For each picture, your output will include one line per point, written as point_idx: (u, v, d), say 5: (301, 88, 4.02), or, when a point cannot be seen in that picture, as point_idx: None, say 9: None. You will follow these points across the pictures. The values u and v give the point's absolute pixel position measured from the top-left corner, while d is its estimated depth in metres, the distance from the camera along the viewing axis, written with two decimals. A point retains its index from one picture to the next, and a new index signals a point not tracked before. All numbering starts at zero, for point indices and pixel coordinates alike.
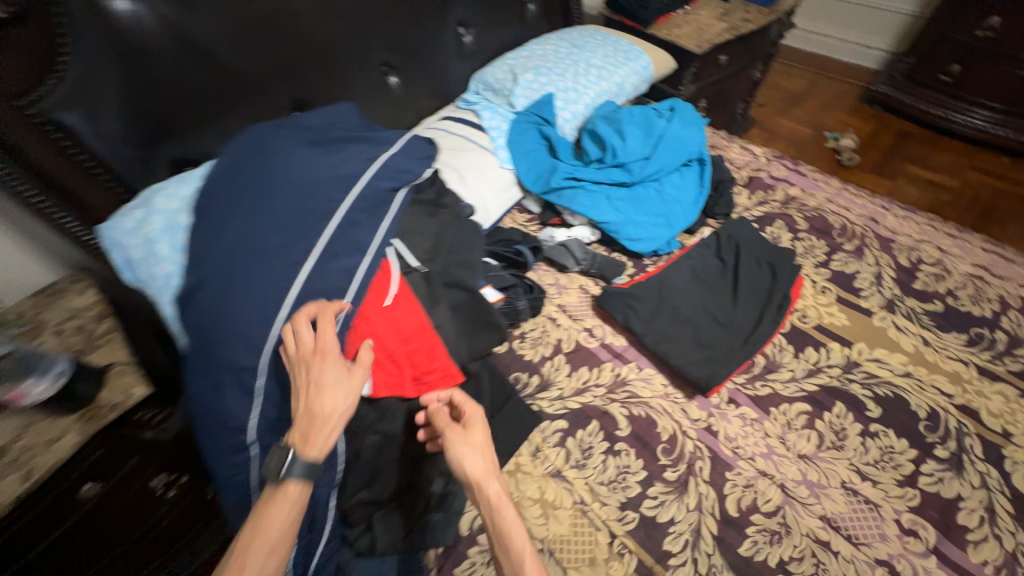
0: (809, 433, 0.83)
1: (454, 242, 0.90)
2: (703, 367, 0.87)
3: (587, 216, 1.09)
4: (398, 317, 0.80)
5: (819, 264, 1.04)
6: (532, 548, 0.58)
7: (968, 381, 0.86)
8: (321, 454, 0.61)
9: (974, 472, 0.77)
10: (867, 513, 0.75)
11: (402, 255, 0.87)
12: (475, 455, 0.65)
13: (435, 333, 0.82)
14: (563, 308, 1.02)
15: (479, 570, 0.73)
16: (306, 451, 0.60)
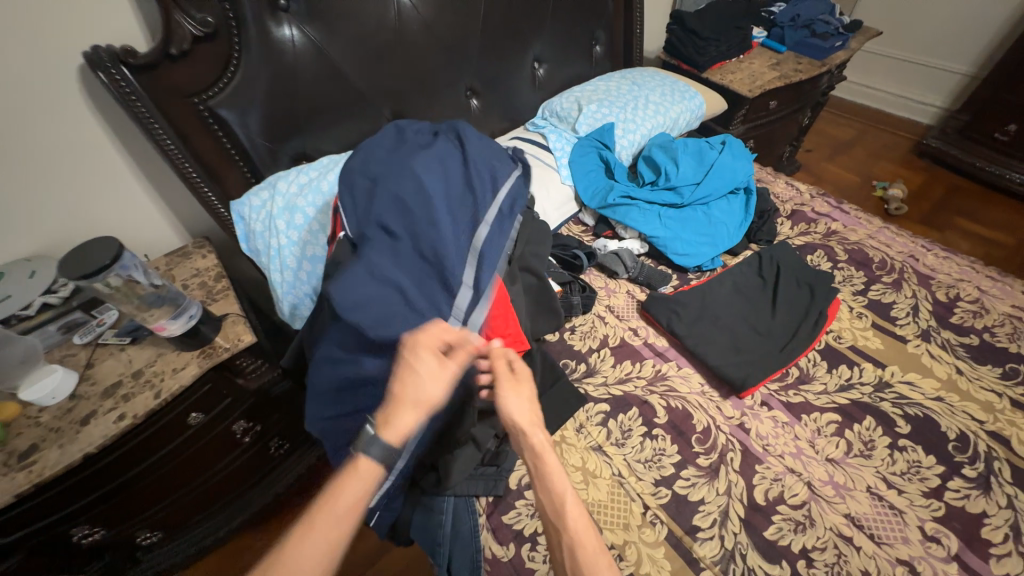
0: (838, 441, 0.89)
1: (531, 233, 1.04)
2: (740, 370, 0.95)
3: (639, 230, 1.20)
4: None
5: (856, 292, 1.11)
6: (573, 491, 0.62)
7: (1001, 411, 0.90)
8: (397, 440, 0.59)
9: (1003, 493, 0.81)
10: (891, 517, 0.79)
11: None
12: (523, 404, 0.65)
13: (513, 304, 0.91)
14: (609, 309, 1.14)
15: (524, 520, 0.83)
16: (385, 433, 0.59)
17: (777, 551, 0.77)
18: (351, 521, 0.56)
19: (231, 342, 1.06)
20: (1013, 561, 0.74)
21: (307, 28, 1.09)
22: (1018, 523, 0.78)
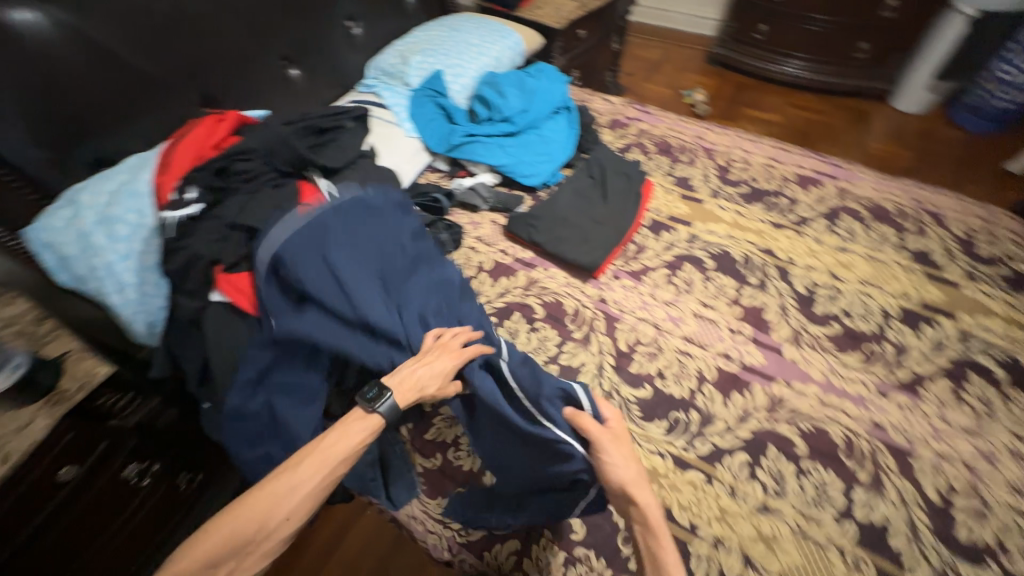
0: (669, 287, 1.13)
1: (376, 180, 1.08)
2: (589, 256, 1.14)
3: (486, 162, 1.33)
4: None
5: (666, 175, 1.37)
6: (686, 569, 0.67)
7: (767, 232, 1.21)
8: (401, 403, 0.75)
9: (774, 287, 1.11)
10: (709, 327, 1.06)
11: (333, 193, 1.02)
12: (620, 465, 0.73)
13: None
14: (479, 239, 1.26)
15: (444, 432, 0.91)
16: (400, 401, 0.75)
17: (640, 378, 0.99)
18: (344, 466, 0.70)
19: (83, 379, 0.87)
20: (784, 328, 1.04)
21: (50, 8, 0.93)
22: (783, 304, 1.08)
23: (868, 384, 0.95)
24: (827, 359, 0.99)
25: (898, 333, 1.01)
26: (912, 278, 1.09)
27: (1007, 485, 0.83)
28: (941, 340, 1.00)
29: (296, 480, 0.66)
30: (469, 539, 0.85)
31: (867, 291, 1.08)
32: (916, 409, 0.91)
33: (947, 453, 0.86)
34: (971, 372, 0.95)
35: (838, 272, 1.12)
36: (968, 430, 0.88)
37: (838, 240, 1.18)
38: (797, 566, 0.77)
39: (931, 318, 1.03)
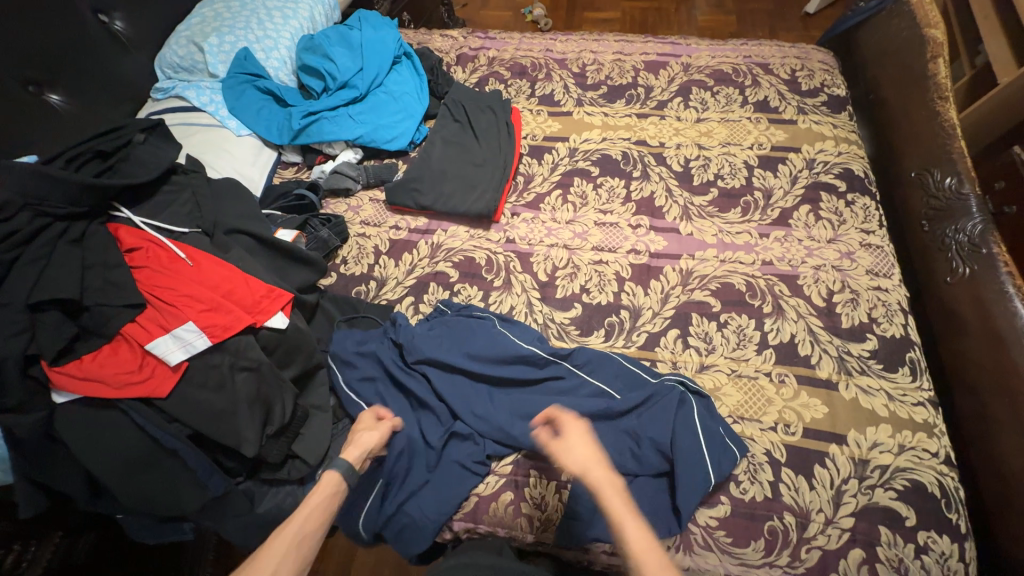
0: (567, 206, 1.15)
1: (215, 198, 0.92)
2: (483, 202, 1.10)
3: (341, 138, 1.19)
4: (195, 273, 0.79)
5: (529, 98, 1.34)
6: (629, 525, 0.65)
7: (635, 125, 1.26)
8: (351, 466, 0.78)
9: (656, 174, 1.17)
10: (613, 231, 1.10)
11: (163, 228, 0.85)
12: (573, 445, 0.74)
13: (241, 268, 0.83)
14: (364, 223, 1.15)
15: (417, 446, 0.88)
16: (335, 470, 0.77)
17: (568, 300, 1.02)
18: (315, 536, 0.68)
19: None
20: (674, 208, 1.12)
21: None
22: (667, 186, 1.15)
23: (751, 231, 1.07)
24: (715, 222, 1.09)
25: (762, 179, 1.14)
26: (760, 128, 1.21)
27: (866, 272, 1.00)
28: (795, 173, 1.14)
29: (282, 547, 0.64)
30: (464, 512, 0.85)
31: (730, 151, 1.18)
32: (791, 237, 1.05)
33: (821, 265, 1.01)
34: (822, 192, 1.10)
35: (703, 141, 1.21)
36: (831, 240, 1.04)
37: (695, 113, 1.26)
38: (740, 402, 0.88)
39: (783, 157, 1.16)
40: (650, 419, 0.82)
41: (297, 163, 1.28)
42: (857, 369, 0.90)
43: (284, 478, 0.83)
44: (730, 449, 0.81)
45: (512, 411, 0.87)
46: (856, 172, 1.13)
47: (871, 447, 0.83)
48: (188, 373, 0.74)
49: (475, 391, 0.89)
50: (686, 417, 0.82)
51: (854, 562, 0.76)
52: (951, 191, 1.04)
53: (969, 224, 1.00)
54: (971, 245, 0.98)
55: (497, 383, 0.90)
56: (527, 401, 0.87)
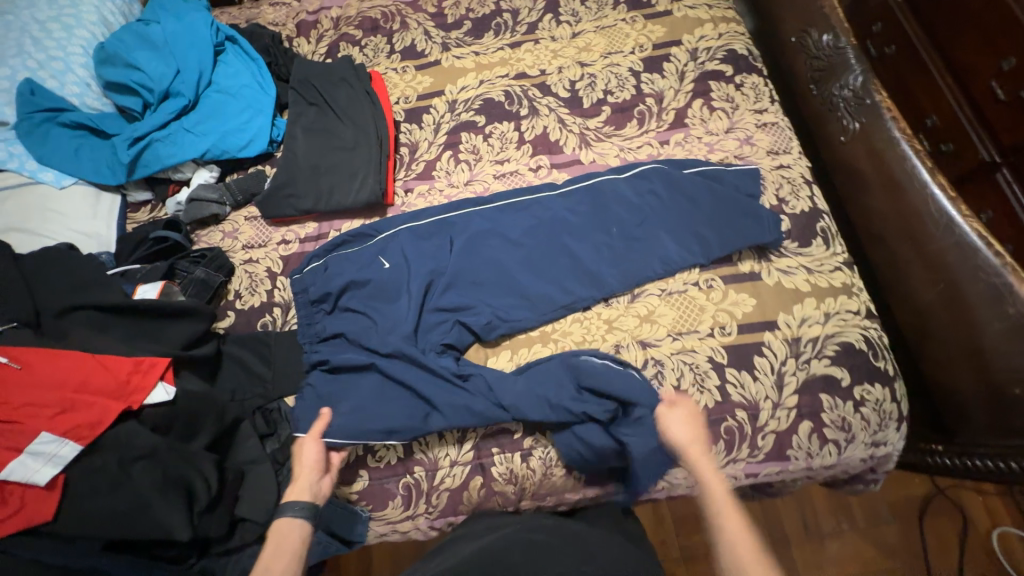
0: (461, 166, 1.05)
1: (43, 274, 0.79)
2: (368, 187, 0.98)
3: (187, 158, 1.02)
4: (35, 374, 0.68)
5: (390, 54, 1.19)
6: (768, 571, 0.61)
7: (510, 58, 1.14)
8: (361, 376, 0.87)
9: (544, 106, 1.09)
10: (515, 180, 1.03)
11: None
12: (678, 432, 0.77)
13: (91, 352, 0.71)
14: (248, 246, 1.02)
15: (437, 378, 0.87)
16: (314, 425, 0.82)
17: None
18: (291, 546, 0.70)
19: None
20: (569, 138, 1.05)
21: None
22: (559, 117, 1.07)
23: (651, 142, 1.02)
24: (615, 142, 1.04)
25: (650, 83, 1.07)
26: (637, 28, 1.13)
27: (767, 153, 0.99)
28: (681, 69, 1.08)
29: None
30: (440, 510, 0.83)
31: (613, 62, 1.10)
32: (690, 138, 1.01)
33: (724, 157, 0.99)
34: (711, 81, 1.06)
35: (584, 58, 1.12)
36: (728, 129, 1.01)
37: (569, 28, 1.15)
38: (676, 319, 0.88)
39: (667, 55, 1.09)
40: (592, 250, 0.92)
41: (150, 200, 1.09)
42: (775, 254, 0.90)
43: (239, 545, 0.77)
44: (670, 244, 0.91)
45: (497, 271, 0.93)
46: (739, 51, 1.08)
47: (800, 324, 0.85)
48: (76, 483, 0.65)
49: (483, 289, 0.92)
50: (641, 263, 0.91)
51: (804, 434, 0.80)
52: (830, 48, 1.03)
53: (851, 78, 0.99)
54: (856, 99, 0.98)
55: (493, 282, 0.92)
56: (510, 269, 0.92)
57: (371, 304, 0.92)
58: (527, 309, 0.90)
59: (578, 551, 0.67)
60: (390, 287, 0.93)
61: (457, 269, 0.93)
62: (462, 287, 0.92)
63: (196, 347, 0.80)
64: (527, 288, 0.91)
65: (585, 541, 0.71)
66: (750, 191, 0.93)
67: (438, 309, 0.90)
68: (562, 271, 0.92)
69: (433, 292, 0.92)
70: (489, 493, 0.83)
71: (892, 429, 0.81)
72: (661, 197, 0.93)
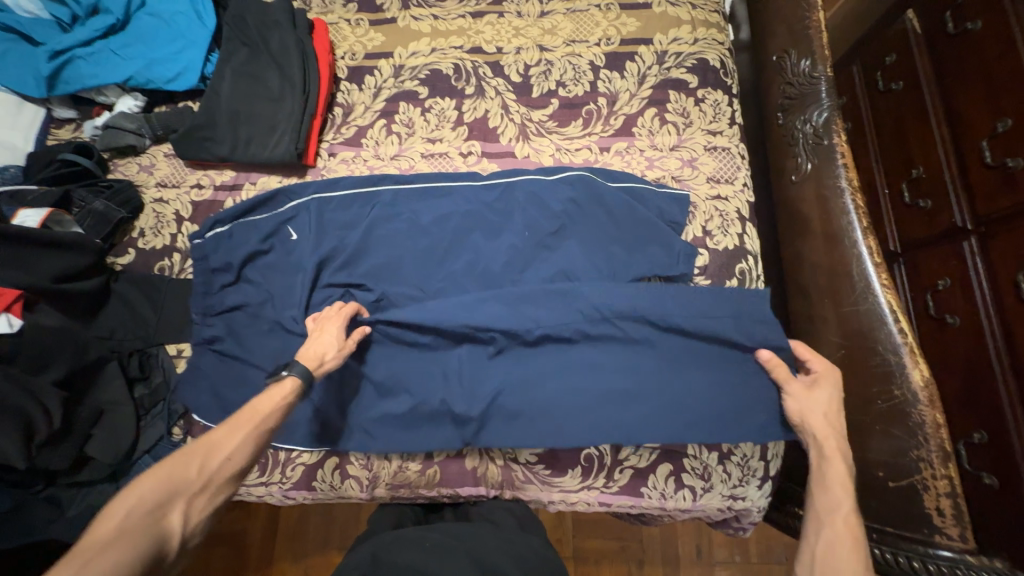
0: (391, 138, 1.00)
1: None
2: (286, 144, 0.94)
3: (108, 81, 0.97)
4: None
5: (346, 3, 1.11)
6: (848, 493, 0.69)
7: (469, 29, 1.06)
8: (241, 338, 0.86)
9: (491, 87, 1.02)
10: (442, 162, 0.98)
11: None
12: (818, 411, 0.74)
13: None
14: (161, 185, 1.00)
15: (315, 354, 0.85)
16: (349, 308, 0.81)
17: None
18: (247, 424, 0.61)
19: None
20: (509, 127, 0.99)
21: None
22: (505, 102, 1.01)
23: (591, 146, 0.96)
24: (554, 140, 0.97)
25: (607, 82, 1.00)
26: (610, 17, 1.04)
27: (707, 179, 0.92)
28: (644, 71, 1.00)
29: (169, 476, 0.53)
30: (294, 482, 0.84)
31: (574, 51, 1.02)
32: (632, 149, 0.95)
33: (661, 176, 0.93)
34: (671, 90, 0.98)
35: (545, 42, 1.04)
36: (674, 146, 0.95)
37: (538, 6, 1.06)
38: None
39: (633, 53, 1.01)
40: (498, 250, 0.88)
41: (75, 119, 1.06)
42: None
43: (88, 480, 0.79)
44: (579, 259, 0.86)
45: (399, 256, 0.89)
46: (710, 62, 1.00)
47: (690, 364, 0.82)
48: None
49: (381, 271, 0.89)
50: (544, 275, 0.87)
51: (661, 475, 0.80)
52: (805, 76, 0.94)
53: (815, 113, 0.91)
54: (815, 137, 0.90)
55: (393, 267, 0.89)
56: (412, 256, 0.89)
57: (269, 266, 0.90)
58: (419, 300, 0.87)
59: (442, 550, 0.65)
60: (290, 253, 0.91)
61: (359, 246, 0.89)
62: (360, 265, 0.89)
63: (67, 282, 0.83)
64: (424, 279, 0.88)
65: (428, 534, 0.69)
66: (673, 218, 0.88)
67: (332, 284, 0.88)
68: (463, 267, 0.88)
69: (330, 264, 0.89)
70: (344, 475, 0.83)
71: (754, 486, 0.80)
72: (581, 208, 0.88)
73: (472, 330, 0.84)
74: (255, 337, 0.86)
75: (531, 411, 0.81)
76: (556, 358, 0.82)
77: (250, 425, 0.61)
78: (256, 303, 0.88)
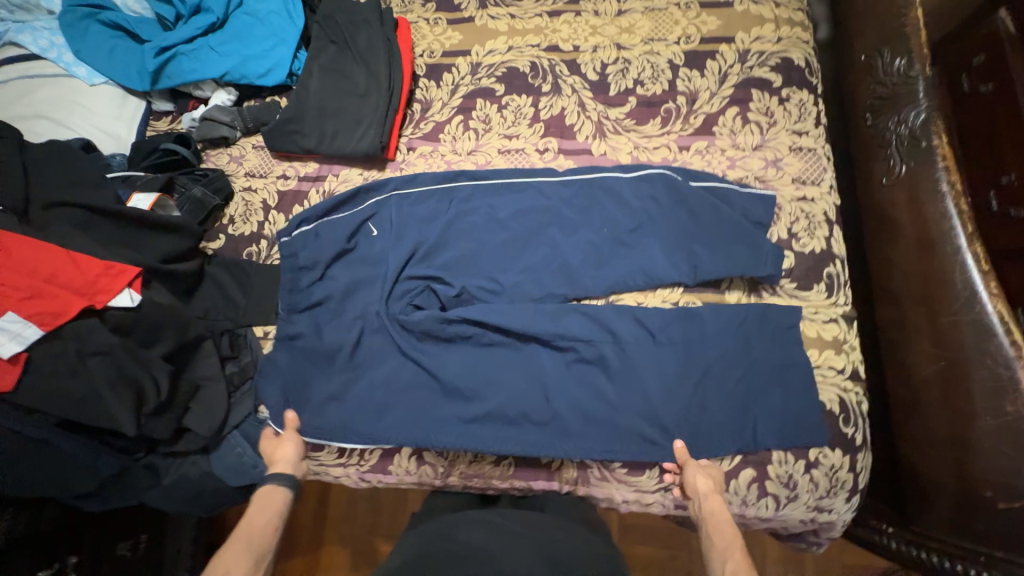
0: (468, 134, 1.02)
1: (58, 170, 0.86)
2: (369, 138, 0.97)
3: (207, 76, 1.03)
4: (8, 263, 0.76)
5: (425, 2, 1.14)
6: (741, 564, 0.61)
7: (546, 28, 1.07)
8: (326, 324, 0.90)
9: (568, 85, 1.02)
10: (518, 158, 0.99)
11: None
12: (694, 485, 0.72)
13: (65, 250, 0.80)
14: (250, 174, 1.05)
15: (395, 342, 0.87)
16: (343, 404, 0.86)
17: None
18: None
19: None
20: (586, 125, 0.99)
21: None
22: (581, 100, 1.01)
23: (669, 145, 0.96)
24: (631, 138, 0.97)
25: (686, 80, 0.99)
26: (689, 16, 1.03)
27: (792, 180, 0.90)
28: (725, 70, 0.98)
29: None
30: (371, 465, 0.86)
31: (653, 50, 1.02)
32: (713, 148, 0.94)
33: (744, 176, 0.91)
34: (753, 89, 0.96)
35: (623, 40, 1.03)
36: (757, 146, 0.93)
37: (616, 4, 1.06)
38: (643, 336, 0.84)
39: (714, 51, 1.00)
40: (576, 246, 0.88)
41: (172, 112, 1.12)
42: (768, 290, 0.85)
43: (185, 450, 0.84)
44: (660, 258, 0.85)
45: (478, 249, 0.91)
46: (795, 61, 0.97)
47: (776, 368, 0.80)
48: (36, 362, 0.74)
49: (459, 263, 0.90)
50: (622, 273, 0.86)
51: (744, 481, 0.78)
52: (900, 75, 0.90)
53: (912, 114, 0.87)
54: (911, 139, 0.87)
55: (472, 259, 0.90)
56: (490, 249, 0.90)
57: (353, 254, 0.93)
58: (496, 293, 0.89)
59: (534, 537, 0.65)
60: (372, 242, 0.94)
61: (438, 239, 0.92)
62: (439, 257, 0.91)
63: (170, 263, 0.88)
64: (502, 273, 0.89)
65: (514, 521, 0.69)
66: (758, 218, 0.86)
67: (412, 274, 0.90)
68: (540, 262, 0.89)
69: (411, 253, 0.92)
70: (421, 461, 0.85)
71: (841, 499, 0.77)
72: (662, 207, 0.88)
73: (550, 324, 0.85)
74: (340, 322, 0.90)
75: (610, 408, 0.81)
76: (634, 356, 0.82)
77: (246, 537, 0.66)
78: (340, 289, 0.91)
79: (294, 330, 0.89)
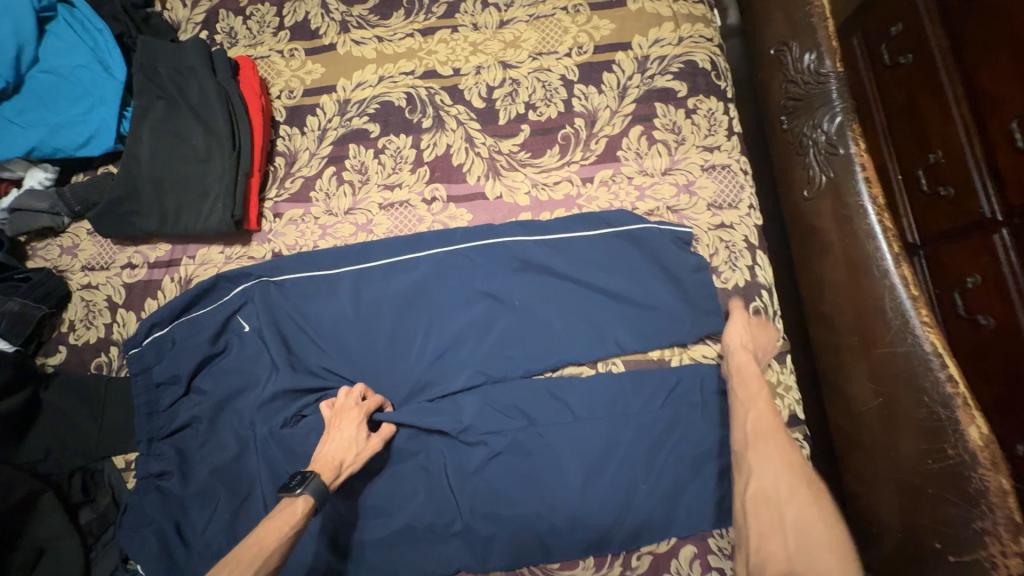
0: (343, 189, 0.87)
1: None
2: (220, 212, 0.81)
3: (9, 156, 0.84)
4: None
5: (276, 31, 0.96)
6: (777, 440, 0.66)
7: (419, 50, 0.92)
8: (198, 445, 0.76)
9: (451, 117, 0.88)
10: (403, 213, 0.86)
11: None
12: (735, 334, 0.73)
13: None
14: (88, 268, 0.87)
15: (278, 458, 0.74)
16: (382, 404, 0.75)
17: None
18: None
19: None
20: (476, 164, 0.86)
21: None
22: (468, 134, 0.88)
23: (571, 177, 0.84)
24: (528, 174, 0.85)
25: (583, 99, 0.86)
26: (580, 21, 0.90)
27: (707, 206, 0.81)
28: (624, 83, 0.86)
29: None
30: None
31: (543, 66, 0.89)
32: (618, 177, 0.83)
33: (654, 207, 0.81)
34: (657, 103, 0.85)
35: (508, 57, 0.90)
36: (666, 170, 0.83)
37: (496, 15, 0.92)
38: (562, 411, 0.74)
39: (610, 61, 0.88)
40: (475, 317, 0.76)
41: None
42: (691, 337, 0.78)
43: None
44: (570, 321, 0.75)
45: (365, 333, 0.77)
46: (699, 64, 0.86)
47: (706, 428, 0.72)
48: None
49: (345, 354, 0.77)
50: (530, 343, 0.75)
51: (686, 559, 0.70)
52: (810, 73, 0.80)
53: (826, 118, 0.78)
54: (828, 147, 0.78)
55: (360, 347, 0.77)
56: (379, 333, 0.77)
57: (221, 357, 0.79)
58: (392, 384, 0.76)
59: None
60: (241, 339, 0.79)
61: (316, 327, 0.78)
62: (321, 349, 0.78)
63: None
64: (396, 359, 0.77)
65: None
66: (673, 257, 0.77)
67: (292, 375, 0.77)
68: (438, 341, 0.77)
69: (287, 349, 0.78)
70: None
71: None
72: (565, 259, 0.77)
73: (455, 414, 0.74)
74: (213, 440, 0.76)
75: (532, 502, 0.71)
76: (552, 437, 0.72)
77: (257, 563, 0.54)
78: (208, 400, 0.77)
79: (155, 461, 0.75)
